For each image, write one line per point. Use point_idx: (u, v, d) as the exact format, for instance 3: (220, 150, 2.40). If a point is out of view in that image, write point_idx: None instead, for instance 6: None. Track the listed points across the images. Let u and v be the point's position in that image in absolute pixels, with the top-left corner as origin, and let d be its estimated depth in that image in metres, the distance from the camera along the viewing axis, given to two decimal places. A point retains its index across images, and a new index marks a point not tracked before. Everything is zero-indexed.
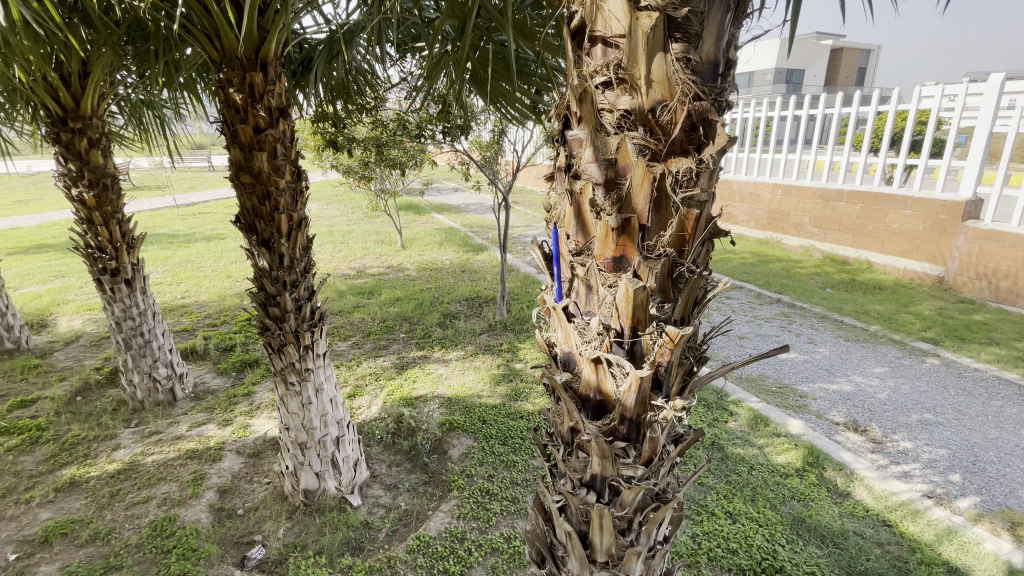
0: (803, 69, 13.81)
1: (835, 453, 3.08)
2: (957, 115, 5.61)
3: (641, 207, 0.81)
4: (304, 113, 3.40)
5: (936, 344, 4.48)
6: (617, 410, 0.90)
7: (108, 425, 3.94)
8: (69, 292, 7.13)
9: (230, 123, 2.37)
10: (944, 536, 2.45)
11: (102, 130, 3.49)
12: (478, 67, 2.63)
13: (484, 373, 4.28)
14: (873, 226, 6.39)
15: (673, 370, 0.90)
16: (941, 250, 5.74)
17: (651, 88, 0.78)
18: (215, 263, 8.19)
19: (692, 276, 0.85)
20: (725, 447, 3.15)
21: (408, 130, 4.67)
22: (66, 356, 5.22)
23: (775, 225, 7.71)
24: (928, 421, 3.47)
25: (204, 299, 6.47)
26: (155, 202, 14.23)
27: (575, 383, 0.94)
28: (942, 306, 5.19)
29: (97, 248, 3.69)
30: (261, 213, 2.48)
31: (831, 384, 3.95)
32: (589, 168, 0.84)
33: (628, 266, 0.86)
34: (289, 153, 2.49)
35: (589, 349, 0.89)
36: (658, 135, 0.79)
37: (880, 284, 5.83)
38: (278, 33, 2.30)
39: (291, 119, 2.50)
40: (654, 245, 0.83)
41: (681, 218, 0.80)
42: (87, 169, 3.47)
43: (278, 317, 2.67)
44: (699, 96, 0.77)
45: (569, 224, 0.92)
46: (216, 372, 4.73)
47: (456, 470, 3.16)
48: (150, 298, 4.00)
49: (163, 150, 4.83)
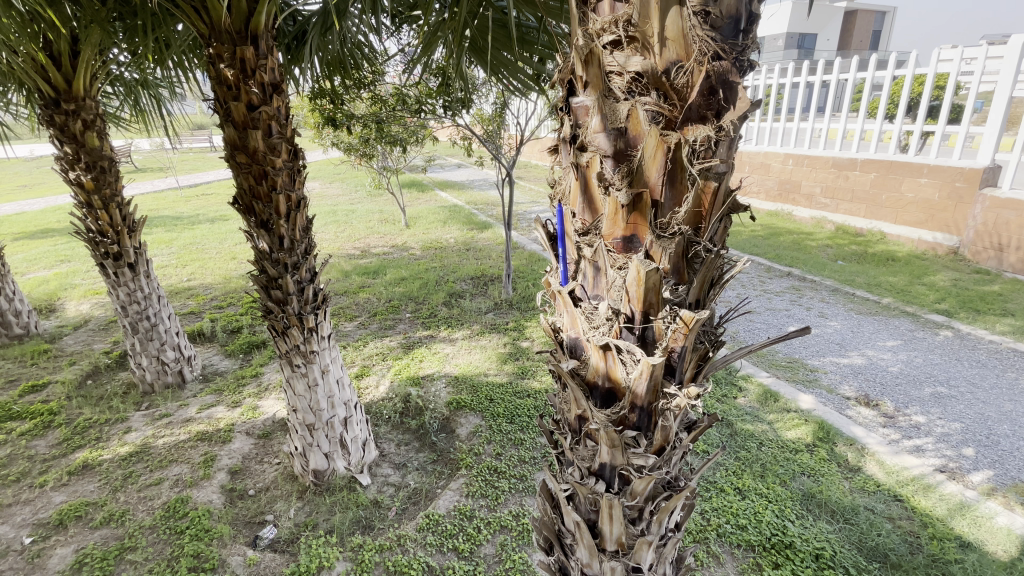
0: (816, 33, 13.19)
1: (846, 428, 3.05)
2: (977, 78, 5.36)
3: (654, 180, 0.74)
4: (301, 89, 3.30)
5: (950, 316, 4.39)
6: (627, 397, 0.85)
7: (119, 409, 3.98)
8: (76, 276, 7.17)
9: (223, 100, 2.28)
10: (956, 511, 2.43)
11: (96, 111, 3.40)
12: (476, 35, 2.51)
13: (490, 353, 4.25)
14: (887, 195, 6.22)
15: (687, 355, 0.84)
16: (957, 219, 5.59)
17: (665, 47, 0.70)
18: (220, 245, 8.19)
19: (709, 255, 0.79)
20: (734, 423, 3.13)
21: (407, 104, 4.56)
22: (75, 340, 5.27)
23: (785, 196, 7.54)
24: (941, 394, 3.42)
25: (209, 282, 6.47)
26: (158, 184, 14.19)
27: (583, 370, 0.89)
28: (957, 277, 5.07)
29: (98, 232, 3.66)
30: (258, 193, 2.41)
31: (843, 358, 3.90)
32: (596, 138, 0.77)
33: (639, 246, 0.79)
34: (284, 131, 2.41)
35: (597, 335, 0.84)
36: (673, 100, 0.72)
37: (893, 256, 5.71)
38: (267, 4, 2.19)
39: (285, 95, 2.41)
40: (668, 223, 0.76)
41: (698, 192, 0.74)
42: (82, 152, 3.40)
43: (281, 300, 2.63)
44: (718, 55, 0.70)
45: (574, 201, 0.84)
46: (224, 354, 4.75)
47: (464, 448, 3.16)
48: (154, 281, 3.99)
49: (161, 132, 4.76)
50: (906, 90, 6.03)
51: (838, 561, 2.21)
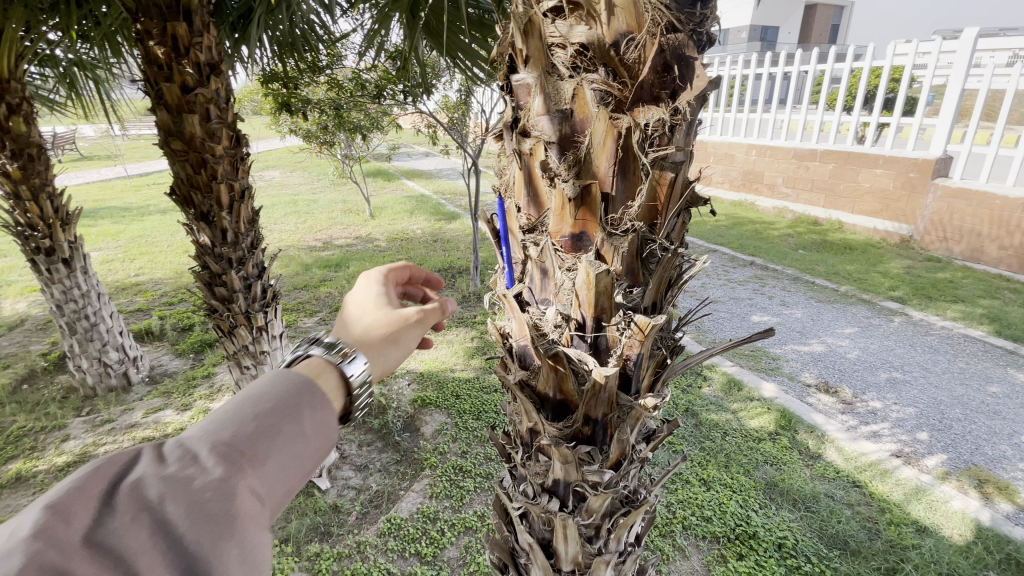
0: (779, 26, 13.40)
1: (807, 416, 3.10)
2: (931, 70, 5.50)
3: (603, 171, 0.65)
4: (247, 71, 3.09)
5: (903, 303, 4.53)
6: (581, 410, 0.78)
7: (57, 415, 3.73)
8: (11, 273, 6.68)
9: (154, 82, 2.11)
10: (912, 496, 2.49)
11: (23, 94, 3.10)
12: (431, 17, 2.38)
13: (457, 347, 4.16)
14: (844, 185, 6.37)
15: (644, 363, 0.78)
16: (910, 209, 5.76)
17: (613, 16, 0.62)
18: (172, 237, 7.77)
19: (666, 254, 0.71)
20: (699, 413, 3.15)
21: (367, 90, 4.37)
22: (9, 341, 4.92)
23: (748, 186, 7.66)
24: (896, 379, 3.52)
25: (159, 277, 6.13)
26: (104, 173, 13.41)
27: (533, 381, 0.81)
28: (910, 265, 5.25)
29: (27, 226, 3.40)
30: (197, 183, 2.24)
31: (804, 346, 3.97)
32: (540, 122, 0.67)
33: (589, 245, 0.71)
34: (225, 116, 2.25)
35: (546, 343, 0.75)
36: (624, 78, 0.64)
37: (851, 244, 5.87)
38: None
39: (225, 76, 2.24)
40: (620, 218, 0.68)
41: (653, 183, 0.66)
42: (8, 139, 3.10)
43: (226, 298, 2.46)
44: (673, 27, 0.62)
45: (519, 194, 0.75)
46: (174, 354, 4.50)
47: (428, 447, 3.07)
48: (92, 278, 3.76)
49: (103, 118, 4.45)
50: (863, 83, 6.16)
51: (800, 550, 2.23)
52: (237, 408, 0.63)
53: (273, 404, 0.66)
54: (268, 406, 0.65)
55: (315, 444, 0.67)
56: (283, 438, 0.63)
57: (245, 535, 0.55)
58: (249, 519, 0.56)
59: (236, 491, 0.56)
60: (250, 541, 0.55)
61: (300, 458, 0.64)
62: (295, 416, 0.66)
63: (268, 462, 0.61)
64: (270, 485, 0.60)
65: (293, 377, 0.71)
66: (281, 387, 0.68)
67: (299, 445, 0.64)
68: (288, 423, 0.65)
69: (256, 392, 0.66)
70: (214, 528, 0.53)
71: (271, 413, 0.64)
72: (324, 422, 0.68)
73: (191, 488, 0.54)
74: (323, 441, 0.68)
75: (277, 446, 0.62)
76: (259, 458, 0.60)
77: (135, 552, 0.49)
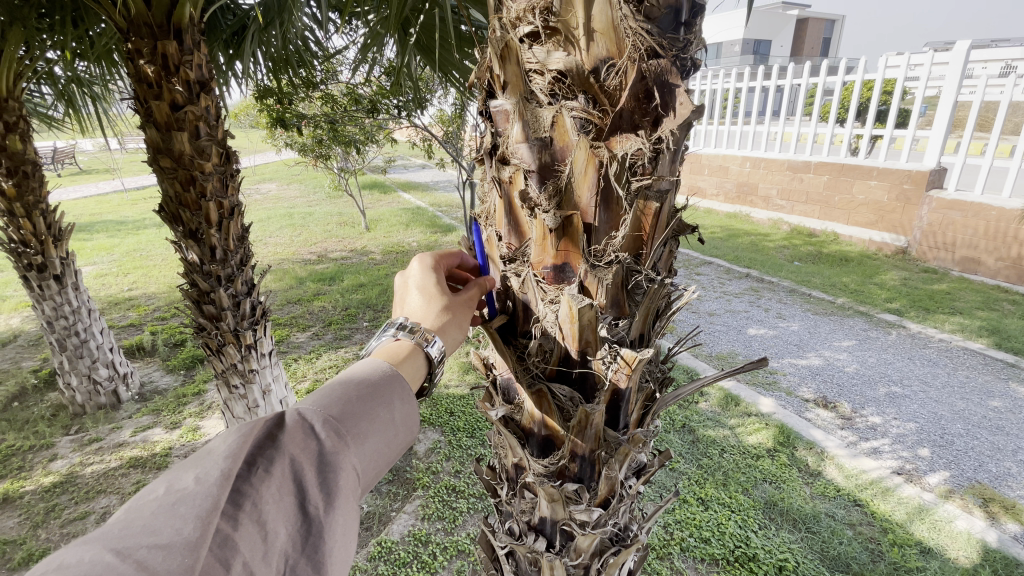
0: (771, 39, 13.57)
1: (806, 432, 3.05)
2: (923, 82, 5.54)
3: (585, 201, 0.63)
4: (239, 87, 3.08)
5: (901, 315, 4.51)
6: (567, 446, 0.75)
7: (44, 433, 3.67)
8: (2, 288, 6.62)
9: (142, 99, 2.10)
10: (915, 515, 2.44)
11: (21, 113, 3.08)
12: (422, 33, 2.38)
13: (451, 362, 4.11)
14: (839, 197, 6.39)
15: (633, 397, 0.75)
16: (905, 220, 5.77)
17: (592, 41, 0.60)
18: (166, 251, 7.74)
19: (651, 285, 0.69)
20: (696, 429, 3.11)
21: (362, 104, 4.39)
22: None
23: (743, 198, 7.68)
24: (895, 393, 3.49)
25: (152, 291, 6.08)
26: (100, 187, 13.42)
27: (517, 416, 0.78)
28: (906, 277, 5.24)
29: (20, 243, 3.35)
30: (185, 200, 2.21)
31: (801, 359, 3.93)
32: (518, 150, 0.65)
33: (573, 276, 0.68)
34: (214, 133, 2.23)
35: (530, 378, 0.72)
36: (604, 104, 0.61)
37: (847, 256, 5.87)
38: None
39: (215, 93, 2.23)
40: (604, 248, 0.66)
41: (637, 213, 0.64)
42: (4, 157, 3.07)
43: (214, 316, 2.42)
44: (655, 52, 0.60)
45: (499, 222, 0.72)
46: (165, 370, 4.43)
47: (421, 467, 3.02)
48: (84, 294, 3.72)
49: (100, 133, 4.42)
50: (856, 95, 6.20)
51: (801, 573, 2.18)
52: (341, 390, 0.71)
53: (371, 388, 0.73)
54: (365, 391, 0.72)
55: (400, 431, 0.73)
56: (379, 421, 0.70)
57: (344, 504, 0.61)
58: (346, 488, 0.63)
59: (341, 462, 0.63)
60: (347, 512, 0.62)
61: (387, 441, 0.71)
62: (387, 402, 0.73)
63: (365, 441, 0.67)
64: (364, 462, 0.67)
65: (382, 367, 0.78)
66: (375, 375, 0.76)
67: (389, 432, 0.71)
68: (382, 409, 0.72)
69: (354, 377, 0.74)
70: (322, 492, 0.60)
71: (367, 398, 0.71)
72: (408, 413, 0.74)
73: (309, 453, 0.62)
74: (406, 428, 0.74)
75: (373, 428, 0.69)
76: (359, 436, 0.67)
77: (268, 499, 0.57)
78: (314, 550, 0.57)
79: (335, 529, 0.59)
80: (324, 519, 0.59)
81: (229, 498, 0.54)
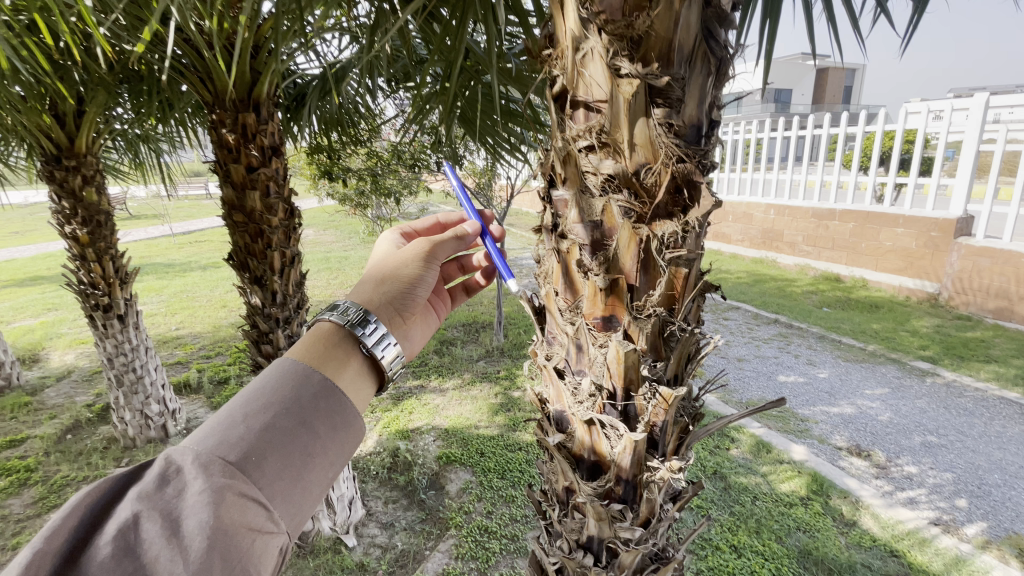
0: (792, 90, 13.91)
1: (840, 480, 3.02)
2: (943, 132, 5.64)
3: (629, 268, 0.80)
4: (297, 146, 3.42)
5: (935, 363, 4.45)
6: (613, 470, 0.89)
7: (98, 465, 3.89)
8: (62, 326, 7.10)
9: (222, 162, 2.40)
10: (952, 567, 2.40)
11: (97, 167, 3.50)
12: (466, 108, 2.63)
13: (481, 404, 4.21)
14: (866, 243, 6.42)
15: (669, 429, 0.89)
16: (934, 267, 5.75)
17: (635, 151, 0.78)
18: (211, 292, 8.19)
19: (684, 334, 0.84)
20: (727, 476, 3.12)
21: (403, 159, 4.84)
22: (58, 392, 5.19)
23: (769, 244, 7.76)
24: (930, 443, 3.43)
25: (198, 330, 6.44)
26: (151, 232, 14.34)
27: (569, 443, 0.93)
28: (939, 324, 5.18)
29: (89, 285, 3.71)
30: (253, 250, 2.48)
31: (833, 407, 3.90)
32: (575, 228, 0.83)
33: (618, 325, 0.84)
34: (282, 191, 2.51)
35: (582, 410, 0.87)
36: (644, 198, 0.79)
37: (876, 302, 5.84)
38: (269, 75, 2.32)
39: (285, 157, 2.52)
40: (643, 305, 0.82)
41: (670, 277, 0.80)
42: (80, 207, 3.47)
43: (270, 355, 2.63)
44: (683, 158, 0.77)
45: (556, 282, 0.89)
46: (209, 407, 4.67)
47: (454, 506, 3.10)
48: (142, 332, 4.03)
49: (157, 180, 4.88)
50: (877, 144, 6.32)
51: None
52: (232, 416, 0.75)
53: (271, 407, 0.77)
54: (259, 411, 0.75)
55: (317, 432, 0.78)
56: (282, 436, 0.74)
57: (237, 528, 0.66)
58: (244, 513, 0.67)
59: (233, 490, 0.67)
60: (247, 534, 0.66)
61: (298, 449, 0.75)
62: (291, 414, 0.77)
63: (263, 461, 0.72)
64: (266, 479, 0.71)
65: (292, 368, 0.83)
66: (273, 385, 0.80)
67: (297, 441, 0.75)
68: (286, 424, 0.76)
69: (250, 395, 0.78)
70: (211, 524, 0.64)
71: (263, 416, 0.75)
72: (323, 412, 0.80)
73: (193, 492, 0.66)
74: (325, 429, 0.79)
75: (272, 446, 0.73)
76: (254, 461, 0.71)
77: (146, 545, 0.62)
78: (208, 574, 0.62)
79: (227, 553, 0.64)
80: (215, 544, 0.63)
81: (98, 557, 0.59)
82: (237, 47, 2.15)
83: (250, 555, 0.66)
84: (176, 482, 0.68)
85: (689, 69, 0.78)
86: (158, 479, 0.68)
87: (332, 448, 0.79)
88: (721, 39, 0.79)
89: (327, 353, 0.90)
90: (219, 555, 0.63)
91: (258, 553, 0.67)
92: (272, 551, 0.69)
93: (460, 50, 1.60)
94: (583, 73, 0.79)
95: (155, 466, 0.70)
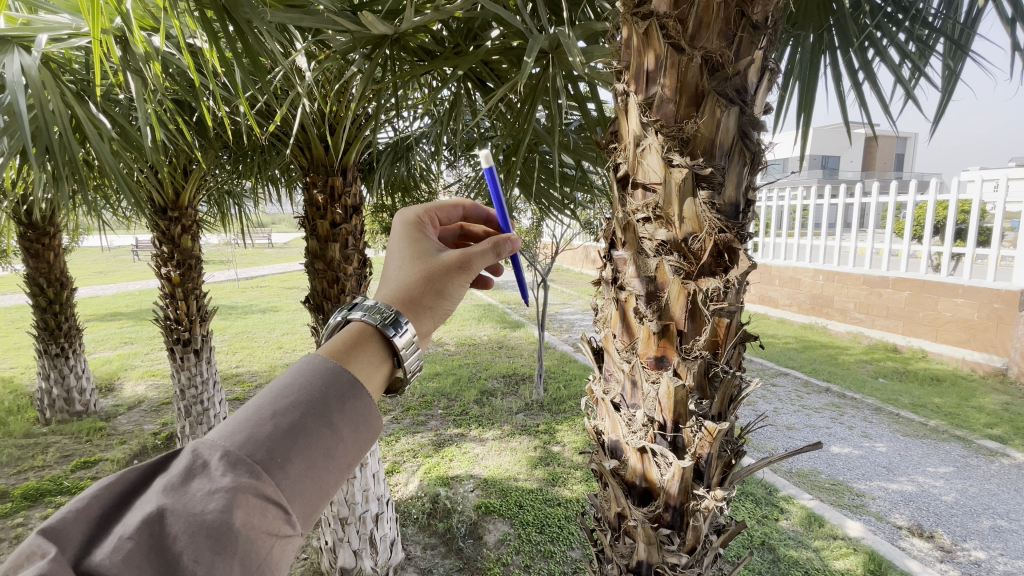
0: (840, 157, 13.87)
1: (901, 561, 2.85)
2: (1002, 201, 5.51)
3: (678, 315, 0.98)
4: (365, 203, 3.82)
5: (1005, 443, 4.17)
6: (662, 496, 1.02)
7: None
8: (135, 359, 7.70)
9: (311, 218, 2.75)
10: None
11: (194, 219, 3.99)
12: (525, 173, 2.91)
13: (521, 456, 4.24)
14: (923, 313, 6.20)
15: (713, 462, 1.01)
16: (1000, 340, 5.47)
17: (683, 223, 0.96)
18: (269, 334, 8.72)
19: (726, 375, 0.99)
20: (776, 547, 3.01)
21: None
22: (128, 420, 5.62)
23: (819, 310, 7.59)
24: (1001, 528, 3.21)
25: (256, 369, 6.85)
26: (216, 276, 15.49)
27: (622, 470, 1.07)
28: (1008, 402, 4.86)
29: (174, 320, 4.13)
30: (329, 294, 2.77)
31: (891, 483, 3.70)
32: (632, 282, 1.02)
33: (668, 364, 1.00)
34: (359, 244, 2.83)
35: (635, 438, 1.03)
36: (691, 259, 0.97)
37: (938, 375, 5.56)
38: (357, 146, 2.70)
39: (363, 215, 2.86)
40: (691, 347, 0.98)
41: (714, 325, 0.97)
42: (177, 251, 3.94)
43: None
44: (723, 229, 0.94)
45: (615, 325, 1.07)
46: None
47: (492, 557, 3.12)
48: (212, 366, 4.38)
49: (235, 228, 5.44)
50: (931, 213, 6.21)
51: None
52: (259, 409, 0.66)
53: (299, 398, 0.67)
54: (289, 405, 0.65)
55: (342, 436, 0.68)
56: (308, 436, 0.65)
57: (253, 536, 0.58)
58: (262, 518, 0.60)
59: (253, 492, 0.59)
60: (261, 546, 0.58)
61: (321, 452, 0.65)
62: (317, 413, 0.67)
63: (289, 463, 0.63)
64: (290, 481, 0.63)
65: (320, 362, 0.72)
66: (303, 379, 0.69)
67: (324, 441, 0.65)
68: (313, 420, 0.66)
69: (280, 387, 0.68)
70: (230, 530, 0.56)
71: (292, 414, 0.65)
72: (351, 413, 0.70)
73: (213, 491, 0.59)
74: (348, 430, 0.69)
75: (298, 446, 0.64)
76: (278, 463, 0.62)
77: (166, 544, 0.55)
78: None
79: (244, 559, 0.57)
80: (235, 550, 0.56)
81: (113, 552, 0.53)
82: (336, 124, 2.55)
83: (266, 562, 0.59)
84: (199, 477, 0.60)
85: (728, 160, 0.97)
86: (183, 471, 0.61)
87: (354, 451, 0.70)
88: (755, 138, 0.98)
89: (354, 353, 0.78)
90: (235, 562, 0.56)
91: (273, 560, 0.60)
92: (288, 554, 0.62)
93: (527, 131, 1.81)
94: (642, 162, 1.00)
95: (179, 456, 0.63)
